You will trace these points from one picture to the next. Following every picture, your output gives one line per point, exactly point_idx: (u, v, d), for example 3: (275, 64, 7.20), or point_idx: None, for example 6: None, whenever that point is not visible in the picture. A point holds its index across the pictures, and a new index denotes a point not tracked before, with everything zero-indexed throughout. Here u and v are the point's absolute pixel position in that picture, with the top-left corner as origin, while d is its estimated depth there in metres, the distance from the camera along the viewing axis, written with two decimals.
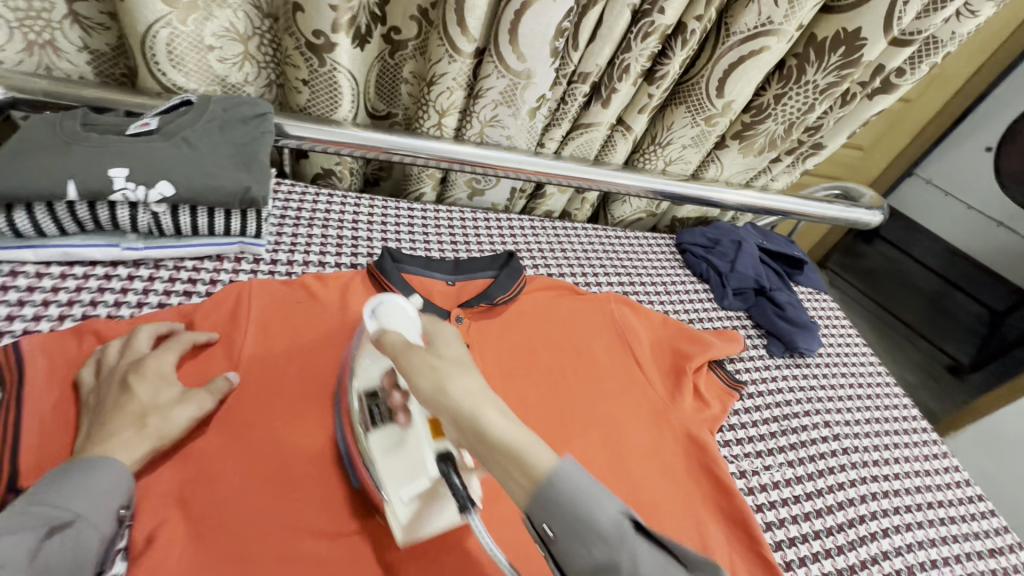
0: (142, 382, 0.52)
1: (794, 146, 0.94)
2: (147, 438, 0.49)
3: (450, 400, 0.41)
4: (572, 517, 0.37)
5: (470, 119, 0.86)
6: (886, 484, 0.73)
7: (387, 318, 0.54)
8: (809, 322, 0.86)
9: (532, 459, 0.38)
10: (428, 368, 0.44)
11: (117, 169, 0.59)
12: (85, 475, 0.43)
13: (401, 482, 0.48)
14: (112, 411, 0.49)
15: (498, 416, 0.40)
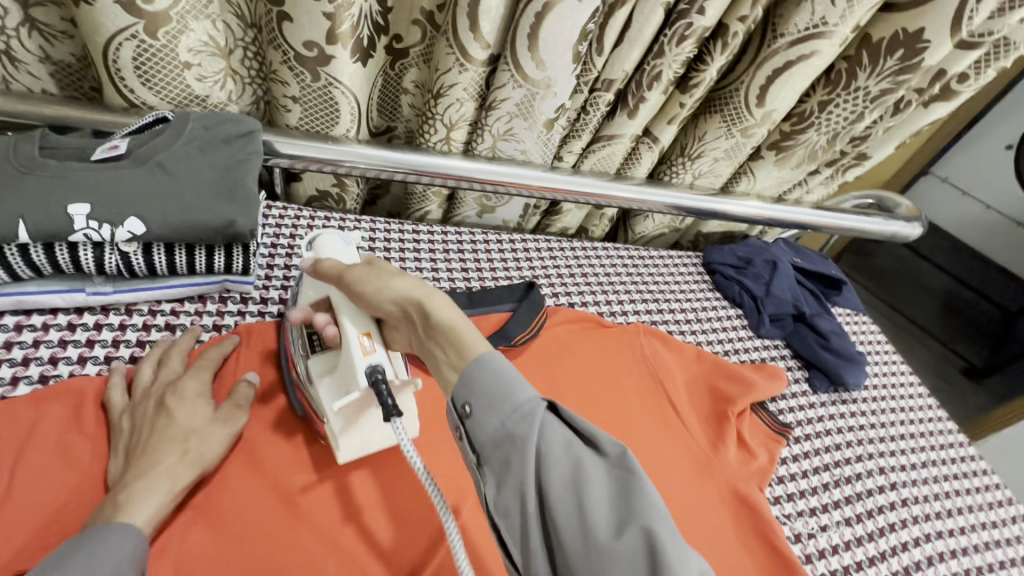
0: (177, 402, 0.49)
1: (835, 158, 0.85)
2: (196, 459, 0.46)
3: (392, 298, 0.45)
4: (493, 390, 0.39)
5: (481, 132, 0.77)
6: (952, 541, 0.66)
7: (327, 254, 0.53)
8: (857, 354, 0.79)
9: (464, 342, 0.42)
10: (371, 278, 0.47)
11: (78, 206, 0.51)
12: (111, 541, 0.38)
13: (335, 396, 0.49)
14: (154, 435, 0.46)
15: (441, 310, 0.44)
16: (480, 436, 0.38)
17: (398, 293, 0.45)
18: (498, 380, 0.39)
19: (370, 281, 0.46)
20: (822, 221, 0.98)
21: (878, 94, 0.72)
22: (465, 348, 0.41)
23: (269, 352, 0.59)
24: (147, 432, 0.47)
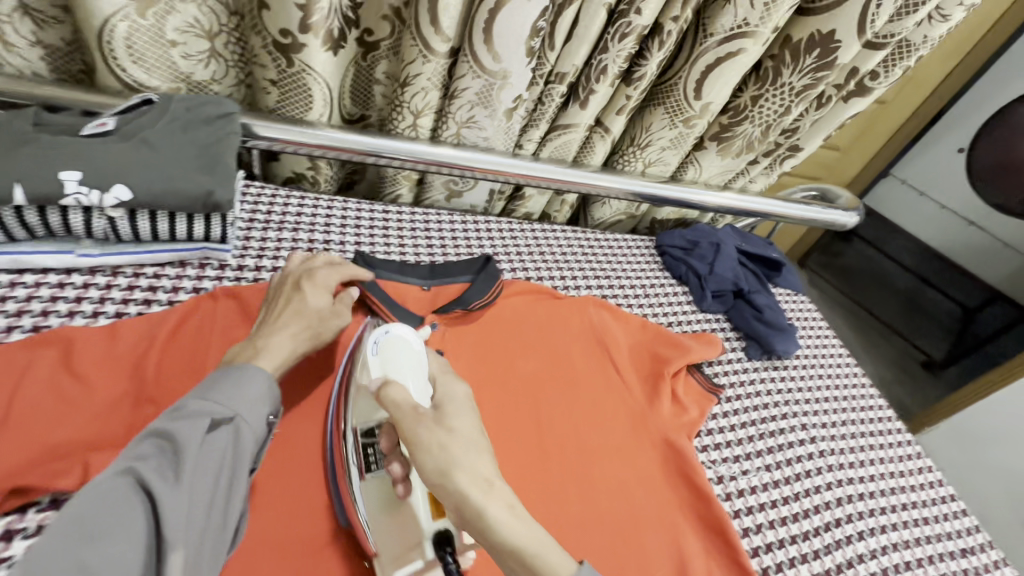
0: (311, 293, 0.60)
1: (771, 149, 0.93)
2: (314, 333, 0.58)
3: (456, 488, 0.45)
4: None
5: (446, 119, 0.84)
6: (862, 487, 0.74)
7: (392, 364, 0.54)
8: (786, 325, 0.87)
9: (543, 560, 0.43)
10: (438, 449, 0.47)
11: (69, 172, 0.56)
12: (243, 378, 0.47)
13: (392, 537, 0.51)
14: (292, 309, 0.58)
15: (505, 511, 0.45)
16: None
17: (469, 488, 0.45)
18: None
19: (438, 487, 0.46)
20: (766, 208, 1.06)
21: (801, 89, 0.80)
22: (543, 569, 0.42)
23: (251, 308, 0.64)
24: (286, 306, 0.58)
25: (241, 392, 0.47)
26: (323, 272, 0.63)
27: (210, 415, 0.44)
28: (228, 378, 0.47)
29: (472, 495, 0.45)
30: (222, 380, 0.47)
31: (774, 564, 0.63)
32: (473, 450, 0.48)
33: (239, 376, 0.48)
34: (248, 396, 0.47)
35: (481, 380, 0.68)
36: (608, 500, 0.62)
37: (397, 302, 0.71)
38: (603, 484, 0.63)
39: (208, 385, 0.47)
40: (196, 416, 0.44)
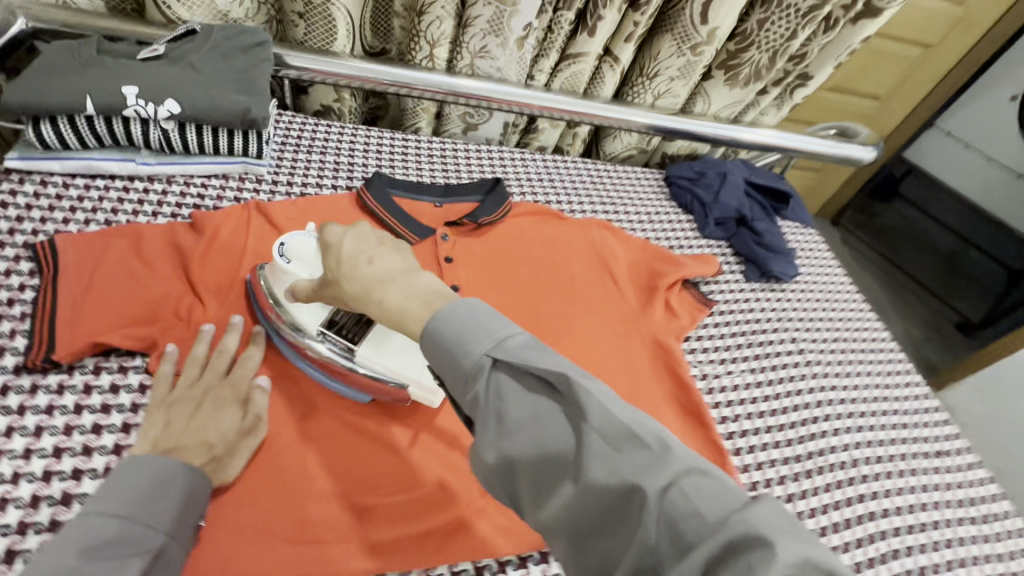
0: (211, 413, 0.52)
1: (782, 77, 0.96)
2: (214, 466, 0.50)
3: (364, 282, 0.48)
4: (453, 356, 0.39)
5: (460, 49, 0.89)
6: (844, 393, 0.79)
7: (297, 253, 0.59)
8: (782, 248, 0.91)
9: (410, 311, 0.44)
10: (345, 268, 0.50)
11: (129, 87, 0.65)
12: (169, 481, 0.45)
13: (385, 370, 0.57)
14: (184, 433, 0.50)
15: (409, 296, 0.45)
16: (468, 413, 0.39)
17: (352, 268, 0.49)
18: (453, 333, 0.40)
19: (352, 276, 0.49)
20: (784, 143, 1.05)
21: (807, 11, 0.83)
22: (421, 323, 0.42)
23: (295, 213, 0.72)
24: (182, 429, 0.51)
25: (175, 510, 0.44)
26: (223, 381, 0.56)
27: (130, 538, 0.41)
28: (145, 478, 0.45)
29: (358, 287, 0.48)
30: (152, 492, 0.44)
31: (747, 447, 0.70)
32: (367, 248, 0.51)
33: (164, 479, 0.45)
34: (171, 511, 0.44)
35: (487, 284, 0.74)
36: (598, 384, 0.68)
37: (412, 216, 0.77)
38: (590, 365, 0.70)
39: (145, 497, 0.44)
40: (127, 547, 0.41)
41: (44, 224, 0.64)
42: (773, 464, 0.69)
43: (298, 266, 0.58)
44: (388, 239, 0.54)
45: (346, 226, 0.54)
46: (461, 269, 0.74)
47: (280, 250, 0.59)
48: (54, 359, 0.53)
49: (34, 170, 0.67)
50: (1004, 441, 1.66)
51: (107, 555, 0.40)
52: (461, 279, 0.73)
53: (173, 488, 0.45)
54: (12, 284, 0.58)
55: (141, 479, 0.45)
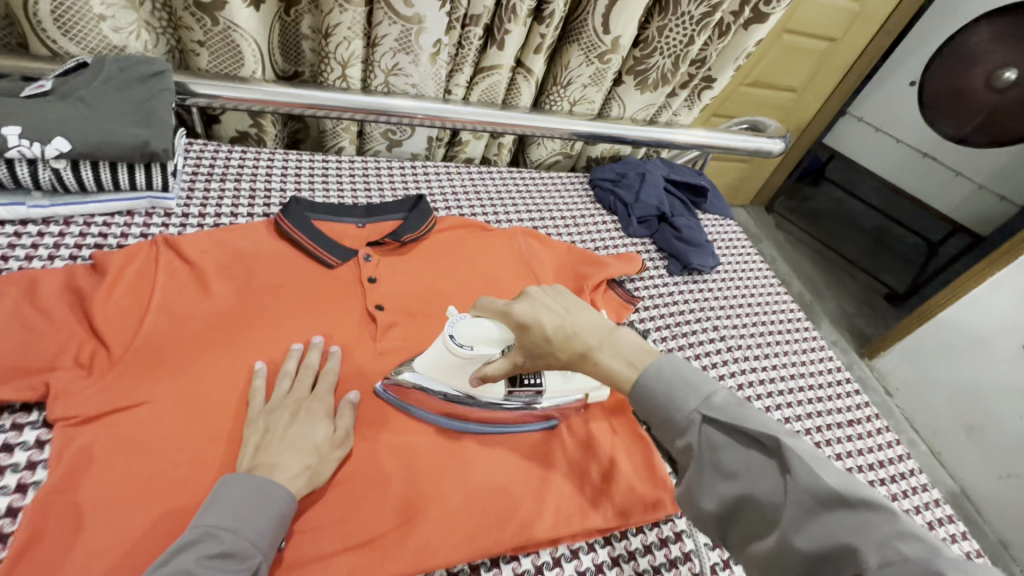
0: (305, 422, 0.56)
1: (687, 79, 1.02)
2: (312, 473, 0.54)
3: (575, 347, 0.55)
4: (665, 414, 0.49)
5: (373, 68, 0.90)
6: (763, 374, 0.84)
7: (470, 335, 0.62)
8: (702, 242, 0.95)
9: (629, 376, 0.52)
10: (559, 316, 0.57)
11: (9, 128, 0.62)
12: (264, 489, 0.49)
13: (570, 395, 0.68)
14: (283, 441, 0.54)
15: (614, 356, 0.54)
16: (714, 455, 0.46)
17: (566, 344, 0.55)
18: (659, 389, 0.50)
19: (559, 343, 0.55)
20: (698, 141, 1.10)
21: (700, 18, 0.88)
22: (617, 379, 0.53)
23: (207, 245, 0.70)
24: (281, 434, 0.55)
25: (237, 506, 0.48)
26: (127, 420, 0.54)
27: (234, 549, 0.45)
28: (253, 494, 0.48)
29: (571, 355, 0.55)
30: (263, 506, 0.48)
31: None
32: (563, 317, 0.57)
33: (264, 492, 0.49)
34: (267, 526, 0.48)
35: (411, 302, 0.74)
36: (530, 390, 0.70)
37: (333, 238, 0.76)
38: None
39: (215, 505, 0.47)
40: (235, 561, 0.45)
41: None
42: None
43: (483, 346, 0.62)
44: (563, 300, 0.60)
45: (527, 297, 0.60)
46: (384, 288, 0.74)
47: (453, 341, 0.62)
48: None
49: None
50: (934, 401, 1.80)
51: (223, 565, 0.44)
52: (384, 299, 0.73)
53: (273, 503, 0.49)
54: None
55: (240, 490, 0.48)
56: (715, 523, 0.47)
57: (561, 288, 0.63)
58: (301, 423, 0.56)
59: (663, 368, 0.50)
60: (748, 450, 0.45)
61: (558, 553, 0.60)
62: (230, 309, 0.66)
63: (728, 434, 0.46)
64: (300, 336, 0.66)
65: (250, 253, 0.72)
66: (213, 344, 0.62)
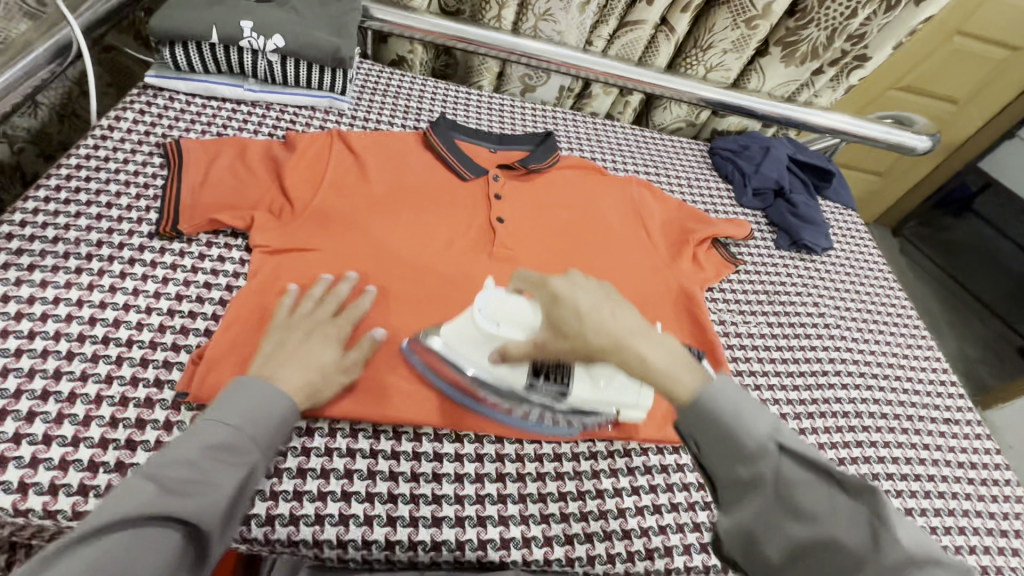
0: (318, 341, 0.58)
1: (838, 58, 0.98)
2: (314, 390, 0.55)
3: (614, 339, 0.50)
4: (716, 434, 0.46)
5: (526, 12, 0.98)
6: (858, 355, 0.82)
7: (501, 313, 0.57)
8: (818, 221, 0.94)
9: (683, 379, 0.48)
10: (595, 307, 0.52)
11: (245, 22, 0.77)
12: (263, 395, 0.50)
13: (598, 407, 0.59)
14: (293, 353, 0.56)
15: (649, 349, 0.50)
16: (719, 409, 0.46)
17: (599, 324, 0.51)
18: (730, 412, 0.46)
19: (595, 328, 0.51)
20: (833, 124, 1.06)
21: None
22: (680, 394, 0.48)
23: (369, 141, 0.82)
24: (291, 348, 0.56)
25: (251, 408, 0.49)
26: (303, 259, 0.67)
27: (230, 448, 0.46)
28: (255, 394, 0.50)
29: (604, 340, 0.50)
30: (262, 415, 0.49)
31: (753, 384, 0.74)
32: (600, 304, 0.53)
33: (267, 397, 0.50)
34: (267, 430, 0.49)
35: (527, 220, 0.81)
36: None
37: (469, 156, 0.86)
38: None
39: (235, 393, 0.49)
40: (235, 455, 0.46)
41: (172, 130, 0.77)
42: (775, 402, 0.73)
43: (508, 327, 0.56)
44: (604, 287, 0.57)
45: (566, 277, 0.56)
46: (507, 204, 0.81)
47: (482, 315, 0.57)
48: (178, 231, 0.65)
49: (165, 87, 0.81)
50: None
51: (224, 458, 0.45)
52: (507, 212, 0.80)
53: (274, 412, 0.50)
54: (145, 173, 0.71)
55: (246, 395, 0.49)
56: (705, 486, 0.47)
57: (607, 279, 0.58)
58: (312, 338, 0.58)
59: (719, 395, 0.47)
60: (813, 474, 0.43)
61: (629, 448, 0.67)
62: (382, 195, 0.77)
63: (803, 464, 0.43)
64: (434, 227, 0.76)
65: (401, 154, 0.83)
66: (366, 216, 0.73)
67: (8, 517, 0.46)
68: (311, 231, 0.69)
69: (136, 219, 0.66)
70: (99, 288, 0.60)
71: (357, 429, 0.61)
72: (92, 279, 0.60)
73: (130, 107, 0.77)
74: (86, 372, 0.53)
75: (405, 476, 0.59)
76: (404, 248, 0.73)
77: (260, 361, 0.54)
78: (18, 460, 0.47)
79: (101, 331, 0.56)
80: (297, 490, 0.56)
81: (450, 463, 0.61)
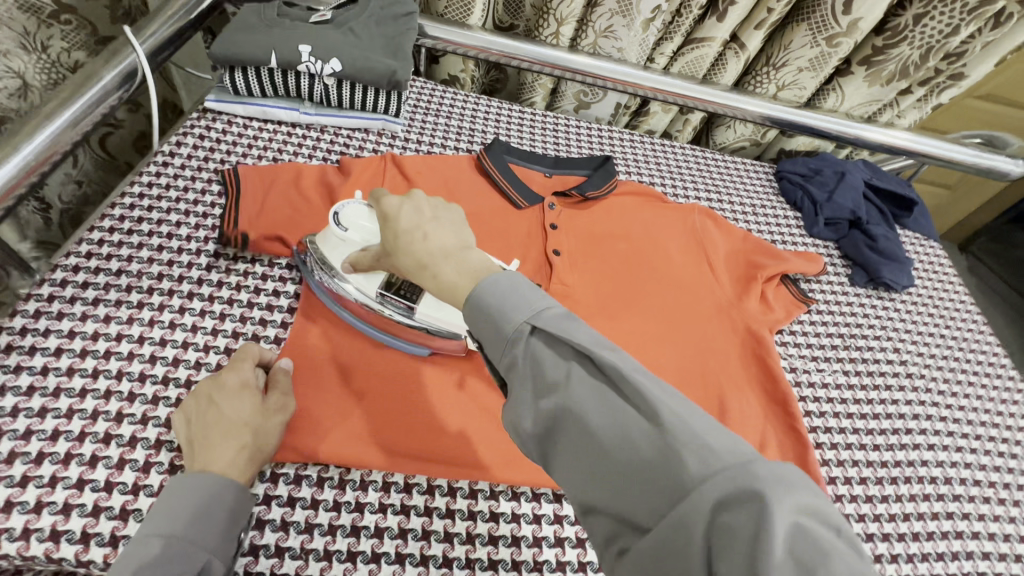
0: (231, 399, 0.52)
1: (929, 77, 0.91)
2: (254, 451, 0.50)
3: (413, 255, 0.46)
4: (486, 317, 0.40)
5: (586, 28, 0.94)
6: (946, 412, 0.74)
7: (352, 220, 0.61)
8: (901, 257, 0.86)
9: (460, 289, 0.43)
10: (399, 211, 0.49)
11: (303, 46, 0.76)
12: (199, 485, 0.46)
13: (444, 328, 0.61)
14: (210, 426, 0.50)
15: (453, 267, 0.44)
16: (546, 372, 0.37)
17: (409, 244, 0.46)
18: (493, 303, 0.40)
19: (406, 251, 0.46)
20: (915, 147, 0.98)
21: (976, 6, 0.79)
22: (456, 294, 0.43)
23: (422, 167, 0.80)
24: (205, 421, 0.50)
25: (192, 508, 0.45)
26: None
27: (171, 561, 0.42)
28: (195, 490, 0.46)
29: (412, 262, 0.46)
30: (206, 513, 0.45)
31: (829, 442, 0.68)
32: (424, 223, 0.48)
33: (207, 486, 0.46)
34: (216, 526, 0.45)
35: (584, 254, 0.77)
36: (692, 364, 0.69)
37: (524, 182, 0.82)
38: (670, 339, 0.71)
39: (175, 498, 0.45)
40: (175, 566, 0.42)
41: (230, 156, 0.77)
42: (854, 463, 0.67)
43: (356, 233, 0.61)
44: (445, 212, 0.50)
45: (405, 197, 0.50)
46: (564, 235, 0.77)
47: (335, 218, 0.61)
48: (235, 264, 0.65)
49: (225, 111, 0.81)
50: None
51: (161, 572, 0.41)
52: (563, 245, 0.76)
53: (220, 503, 0.46)
54: (204, 201, 0.71)
55: (184, 493, 0.46)
56: (539, 444, 0.37)
57: (454, 209, 0.51)
58: (231, 397, 0.52)
59: (501, 281, 0.41)
60: (664, 441, 0.32)
61: None
62: None
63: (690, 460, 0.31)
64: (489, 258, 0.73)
65: (454, 178, 0.81)
66: None
67: (68, 567, 0.45)
68: None
69: (195, 250, 0.66)
70: (159, 323, 0.60)
71: (411, 485, 0.55)
72: (153, 314, 0.60)
73: (190, 132, 0.78)
74: (146, 415, 0.53)
75: (459, 537, 0.53)
76: None
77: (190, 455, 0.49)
78: (81, 508, 0.47)
79: (161, 369, 0.56)
80: (351, 550, 0.51)
81: (507, 525, 0.55)
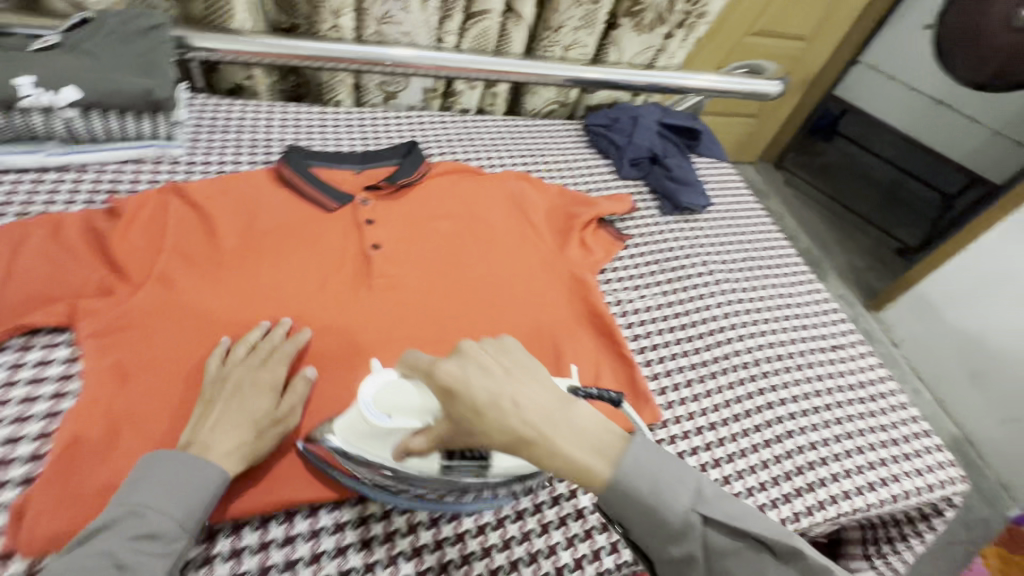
0: (252, 393, 0.55)
1: (683, 19, 1.02)
2: (249, 451, 0.51)
3: (530, 427, 0.42)
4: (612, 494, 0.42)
5: (365, 17, 0.91)
6: (750, 304, 0.85)
7: (389, 402, 0.51)
8: (692, 180, 0.97)
9: (594, 468, 0.43)
10: (501, 379, 0.44)
11: (23, 77, 0.65)
12: (196, 471, 0.48)
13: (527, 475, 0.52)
14: (227, 412, 0.53)
15: (579, 441, 0.43)
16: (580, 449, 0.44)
17: (501, 421, 0.42)
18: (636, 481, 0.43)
19: (496, 427, 0.42)
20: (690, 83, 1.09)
21: None
22: (589, 477, 0.43)
23: (209, 188, 0.73)
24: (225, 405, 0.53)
25: (183, 487, 0.47)
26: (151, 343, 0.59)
27: (157, 533, 0.44)
28: (178, 468, 0.47)
29: (512, 437, 0.42)
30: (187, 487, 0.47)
31: (656, 358, 0.75)
32: (504, 382, 0.44)
33: (193, 474, 0.48)
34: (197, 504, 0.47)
35: (401, 240, 0.75)
36: (522, 318, 0.72)
37: (332, 183, 0.79)
38: (498, 302, 0.72)
39: (158, 471, 0.47)
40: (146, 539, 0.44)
41: None
42: (679, 369, 0.74)
43: (402, 416, 0.51)
44: (507, 358, 0.47)
45: (457, 356, 0.45)
46: (380, 226, 0.76)
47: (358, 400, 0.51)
48: None
49: None
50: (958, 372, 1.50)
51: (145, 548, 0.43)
52: (380, 235, 0.74)
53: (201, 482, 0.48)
54: None
55: (169, 471, 0.47)
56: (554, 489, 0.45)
57: (510, 342, 0.49)
58: (250, 390, 0.55)
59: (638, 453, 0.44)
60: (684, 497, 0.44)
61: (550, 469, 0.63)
62: (240, 244, 0.70)
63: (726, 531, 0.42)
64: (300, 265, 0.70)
65: (250, 192, 0.75)
66: (225, 270, 0.66)
67: None
68: (157, 301, 0.61)
69: None
70: None
71: (240, 524, 0.53)
72: None
73: None
74: None
75: (304, 561, 0.52)
76: (281, 297, 0.67)
77: (197, 427, 0.52)
78: None
79: None
80: None
81: (354, 532, 0.55)
